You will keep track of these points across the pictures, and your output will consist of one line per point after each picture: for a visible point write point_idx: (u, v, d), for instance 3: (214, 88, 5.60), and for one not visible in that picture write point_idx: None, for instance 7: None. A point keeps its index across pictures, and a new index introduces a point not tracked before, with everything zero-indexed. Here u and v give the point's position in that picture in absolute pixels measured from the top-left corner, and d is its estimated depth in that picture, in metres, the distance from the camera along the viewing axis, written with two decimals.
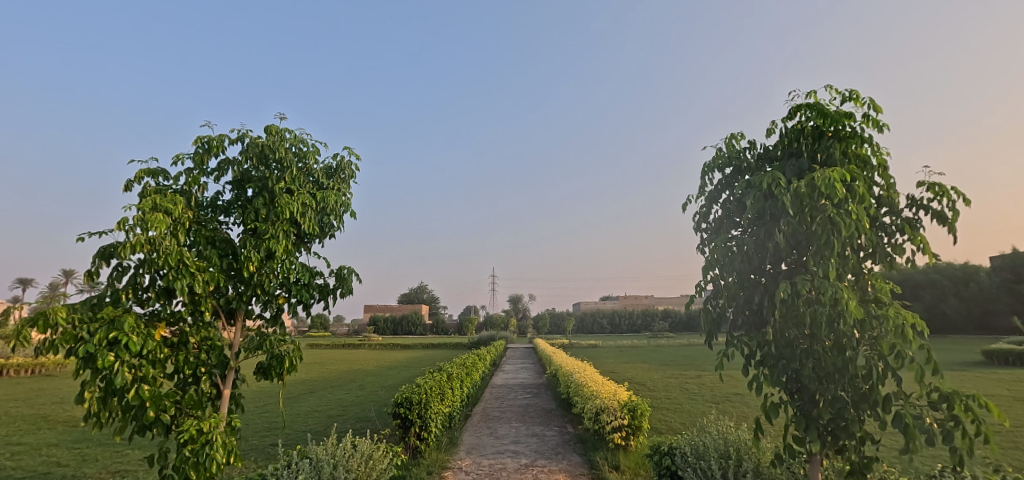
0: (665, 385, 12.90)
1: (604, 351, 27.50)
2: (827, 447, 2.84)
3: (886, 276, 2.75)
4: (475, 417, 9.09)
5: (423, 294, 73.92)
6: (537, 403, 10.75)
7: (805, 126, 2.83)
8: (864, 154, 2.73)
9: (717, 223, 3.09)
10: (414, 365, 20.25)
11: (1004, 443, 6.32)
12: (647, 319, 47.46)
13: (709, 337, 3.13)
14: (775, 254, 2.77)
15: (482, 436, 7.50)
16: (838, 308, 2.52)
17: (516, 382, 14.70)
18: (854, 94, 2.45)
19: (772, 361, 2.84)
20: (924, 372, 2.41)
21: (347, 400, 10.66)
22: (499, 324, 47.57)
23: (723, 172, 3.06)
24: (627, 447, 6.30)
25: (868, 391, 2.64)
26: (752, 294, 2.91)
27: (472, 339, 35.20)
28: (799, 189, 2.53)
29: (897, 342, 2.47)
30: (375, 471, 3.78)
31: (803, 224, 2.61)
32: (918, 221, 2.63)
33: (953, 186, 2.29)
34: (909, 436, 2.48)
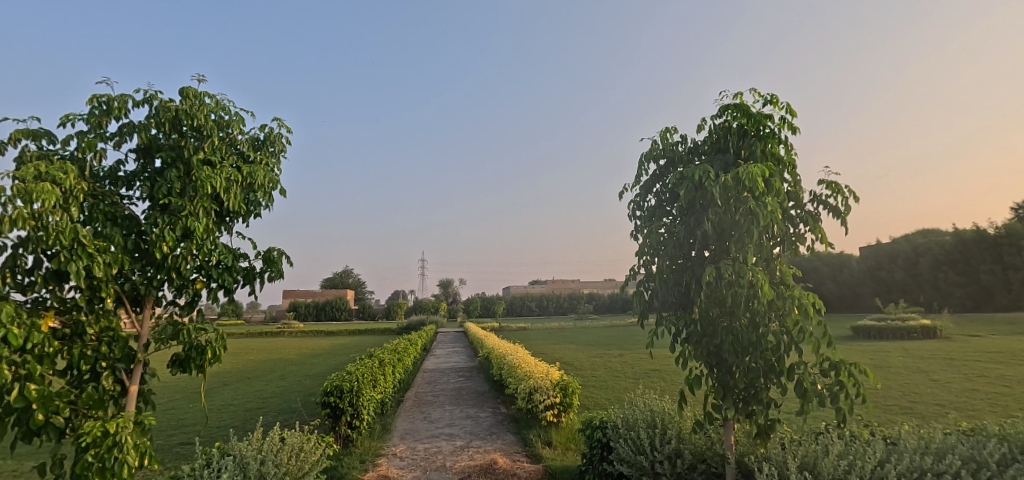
0: (592, 364, 13.64)
1: (531, 334, 28.41)
2: (740, 413, 3.25)
3: (790, 262, 3.20)
4: (408, 403, 9.22)
5: (350, 278, 72.33)
6: (470, 386, 11.05)
7: (731, 125, 3.21)
8: (778, 153, 3.14)
9: (650, 211, 3.44)
10: (339, 352, 19.95)
11: (875, 403, 7.34)
12: (574, 301, 49.30)
13: (641, 316, 3.47)
14: (702, 240, 3.14)
15: (416, 421, 7.66)
16: (754, 289, 2.92)
17: (448, 366, 14.94)
18: (773, 99, 2.83)
19: (697, 338, 3.21)
20: (819, 344, 2.87)
21: (268, 392, 10.42)
22: (428, 308, 47.56)
23: (658, 163, 3.40)
24: (558, 424, 6.71)
25: (775, 363, 3.07)
26: (680, 277, 3.30)
27: (400, 324, 35.09)
28: (727, 182, 2.90)
29: (801, 319, 2.93)
30: (307, 464, 3.50)
31: (728, 214, 2.99)
32: (818, 214, 3.08)
33: (847, 185, 2.71)
34: (806, 399, 2.94)
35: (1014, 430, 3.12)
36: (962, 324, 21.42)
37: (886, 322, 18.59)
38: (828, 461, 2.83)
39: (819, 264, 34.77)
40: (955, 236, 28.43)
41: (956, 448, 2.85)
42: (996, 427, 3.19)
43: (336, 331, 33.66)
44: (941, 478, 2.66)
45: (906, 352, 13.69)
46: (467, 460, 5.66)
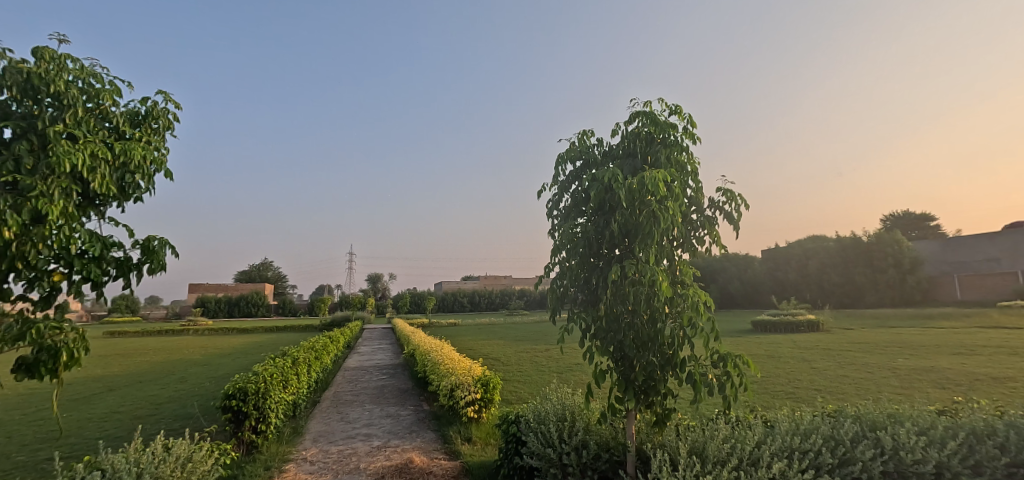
0: (517, 359, 13.83)
1: (461, 329, 28.36)
2: (641, 403, 3.42)
3: (690, 262, 3.41)
4: (323, 403, 8.87)
5: (265, 272, 68.37)
6: (392, 384, 10.83)
7: (641, 132, 3.38)
8: (682, 161, 3.34)
9: (567, 211, 3.54)
10: (250, 351, 18.81)
11: (771, 389, 8.04)
12: (506, 296, 49.80)
13: (554, 312, 3.56)
14: (610, 239, 3.28)
15: (331, 422, 7.40)
16: (654, 288, 3.10)
17: (369, 364, 14.53)
18: (678, 109, 3.02)
19: (603, 334, 3.34)
20: (709, 338, 3.09)
21: (161, 397, 9.60)
22: (349, 304, 46.00)
23: (574, 164, 3.51)
24: (479, 419, 6.74)
25: (671, 356, 3.26)
26: (590, 275, 3.43)
27: (320, 321, 33.64)
28: (633, 185, 3.03)
29: (693, 315, 3.13)
30: (196, 475, 3.25)
31: (633, 216, 3.14)
32: (716, 219, 3.32)
33: (739, 195, 2.95)
34: (697, 389, 3.16)
35: (867, 410, 3.56)
36: (843, 318, 23.97)
37: (780, 317, 20.37)
38: (714, 445, 3.05)
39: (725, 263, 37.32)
40: (839, 239, 31.74)
41: (819, 428, 3.20)
42: (852, 408, 3.63)
43: (248, 327, 31.66)
44: (805, 455, 2.98)
45: (797, 344, 15.12)
46: (382, 460, 5.54)
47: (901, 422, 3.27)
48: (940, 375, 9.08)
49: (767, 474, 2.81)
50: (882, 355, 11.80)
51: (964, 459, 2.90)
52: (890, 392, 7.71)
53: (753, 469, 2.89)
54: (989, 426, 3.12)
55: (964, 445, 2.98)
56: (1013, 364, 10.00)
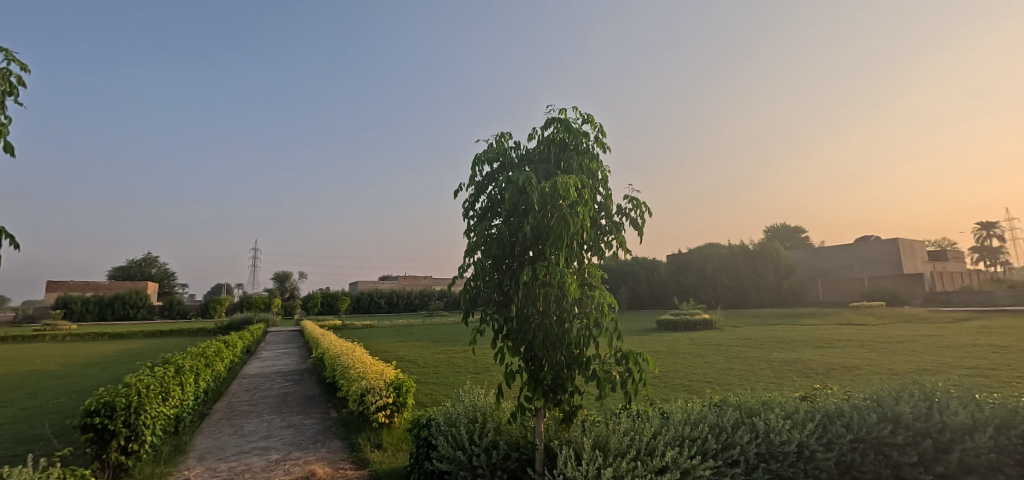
0: (434, 360, 13.71)
1: (375, 331, 27.60)
2: (549, 401, 3.55)
3: (598, 265, 3.60)
4: (216, 416, 8.27)
5: (153, 270, 62.30)
6: (296, 391, 10.33)
7: (556, 137, 3.51)
8: (594, 168, 3.51)
9: (483, 212, 3.61)
10: (131, 359, 17.03)
11: (673, 382, 8.62)
12: (425, 298, 48.70)
13: (467, 313, 3.62)
14: (523, 241, 3.38)
15: (222, 436, 6.92)
16: (562, 289, 3.23)
17: (271, 370, 13.73)
18: (590, 119, 3.18)
19: (515, 335, 3.44)
20: (612, 338, 3.29)
21: (11, 417, 8.43)
22: (251, 305, 43.14)
23: (491, 165, 3.59)
24: (390, 424, 6.60)
25: (579, 355, 3.41)
26: (503, 277, 3.52)
27: (217, 323, 31.20)
28: (546, 189, 3.16)
29: (598, 316, 3.31)
30: None
31: (545, 219, 3.26)
32: (622, 225, 3.53)
33: (643, 203, 3.16)
34: (601, 386, 3.34)
35: (747, 398, 3.95)
36: (734, 317, 26.17)
37: (681, 317, 21.84)
38: (615, 438, 3.24)
39: (634, 266, 39.31)
40: (729, 249, 34.95)
41: (706, 417, 3.52)
42: (735, 397, 4.00)
43: (132, 331, 28.69)
44: (695, 441, 3.26)
45: (695, 340, 16.34)
46: (281, 475, 5.28)
47: (773, 408, 3.69)
48: (809, 366, 10.20)
49: (661, 462, 3.03)
50: (764, 349, 13.07)
51: (821, 438, 3.32)
52: (769, 382, 8.55)
53: (649, 459, 3.11)
54: (839, 408, 3.61)
55: (821, 426, 3.42)
56: (868, 354, 11.44)
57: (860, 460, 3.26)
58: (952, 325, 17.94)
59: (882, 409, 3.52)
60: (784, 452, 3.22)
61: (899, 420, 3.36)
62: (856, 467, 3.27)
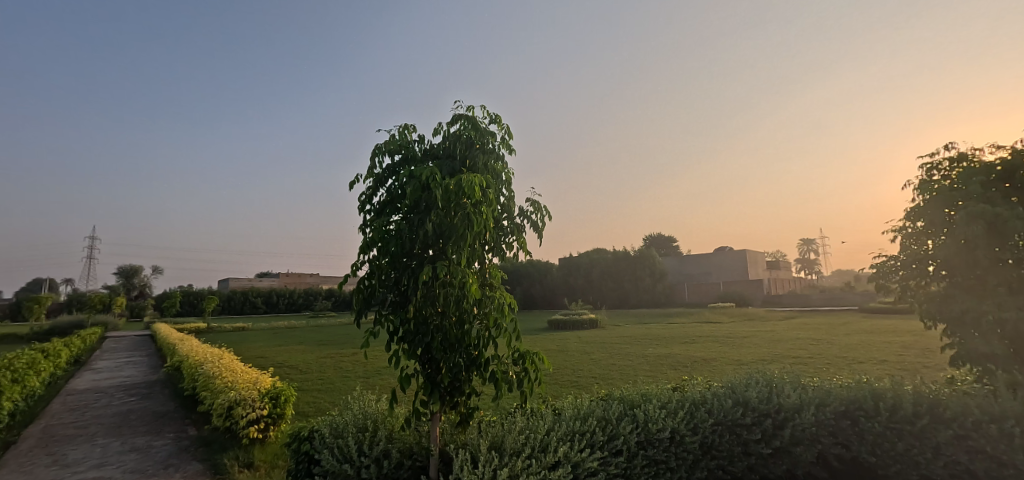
0: (318, 365, 13.11)
1: (249, 334, 25.54)
2: (445, 404, 3.58)
3: (499, 266, 3.71)
4: (32, 443, 7.06)
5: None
6: (144, 408, 9.20)
7: (463, 134, 3.57)
8: (498, 170, 3.62)
9: (381, 207, 3.58)
10: None
11: (563, 379, 9.15)
12: (308, 298, 46.27)
13: (359, 314, 3.55)
14: (423, 239, 3.39)
15: (43, 468, 5.94)
16: (462, 290, 3.29)
17: (110, 384, 12.07)
18: (498, 119, 3.28)
19: (411, 337, 3.44)
20: (511, 338, 3.44)
21: None
22: (95, 304, 37.69)
23: (393, 157, 3.58)
24: (264, 439, 6.24)
25: (476, 357, 3.49)
26: (400, 276, 3.50)
27: (47, 326, 26.80)
28: (449, 187, 3.22)
29: (499, 317, 3.48)
30: None
31: (447, 217, 3.29)
32: (523, 226, 3.69)
33: (544, 206, 3.34)
34: (499, 386, 3.48)
35: (628, 392, 4.32)
36: (617, 317, 27.90)
37: (569, 316, 22.90)
38: (511, 438, 3.37)
39: (527, 268, 40.25)
40: (614, 254, 37.39)
41: (595, 411, 3.82)
42: (620, 391, 4.35)
43: None
44: (584, 434, 3.52)
45: (580, 339, 17.32)
46: None
47: (649, 399, 4.11)
48: (679, 360, 11.22)
49: (553, 457, 3.23)
50: (640, 346, 14.19)
51: (689, 423, 3.77)
52: (647, 375, 9.33)
53: (542, 455, 3.28)
54: (703, 398, 4.16)
55: (689, 413, 3.89)
56: (727, 348, 12.90)
57: (717, 440, 3.75)
58: (792, 322, 20.79)
59: (735, 395, 4.17)
60: (659, 438, 3.59)
61: (748, 404, 4.01)
62: (714, 447, 3.76)
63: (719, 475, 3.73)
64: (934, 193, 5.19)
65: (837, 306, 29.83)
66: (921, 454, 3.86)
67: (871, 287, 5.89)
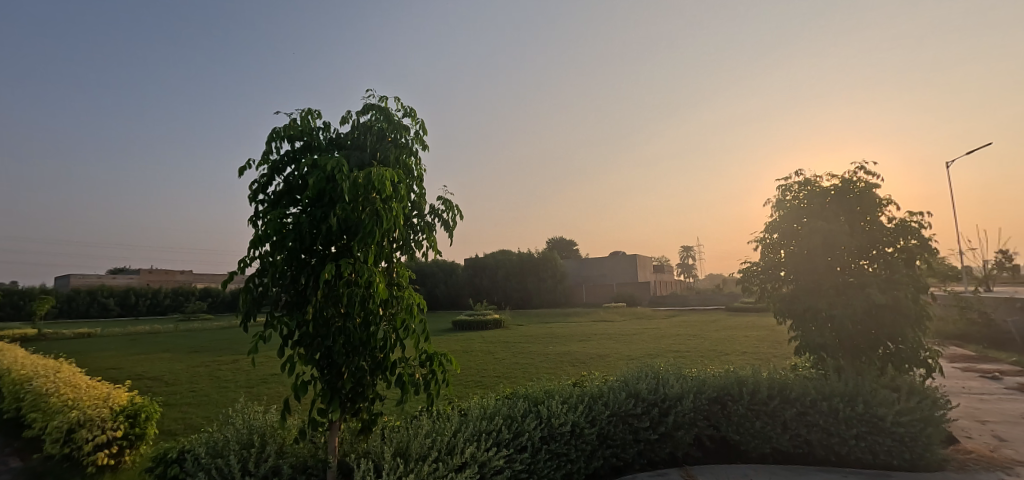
0: (191, 376, 12.06)
1: (99, 342, 22.40)
2: (347, 411, 3.62)
3: (408, 266, 3.87)
4: None
5: None
6: None
7: (373, 125, 3.56)
8: (409, 165, 3.65)
9: (278, 197, 3.47)
10: None
11: (469, 378, 9.53)
12: (179, 300, 41.07)
13: (249, 316, 3.39)
14: (326, 236, 3.32)
15: None
16: (368, 290, 3.30)
17: None
18: (413, 112, 3.29)
19: (309, 340, 3.38)
20: (420, 339, 3.59)
21: None
22: None
23: (295, 145, 3.49)
24: (117, 466, 5.01)
25: (382, 360, 3.57)
26: (298, 274, 3.39)
27: None
28: (357, 179, 3.09)
29: (406, 317, 3.53)
30: None
31: (353, 212, 3.22)
32: (434, 225, 3.81)
33: (456, 204, 3.51)
34: (405, 389, 3.62)
35: (532, 389, 4.81)
36: (518, 317, 28.53)
37: (474, 317, 23.30)
38: (417, 443, 3.64)
39: (431, 268, 39.88)
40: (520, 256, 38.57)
41: (501, 410, 4.25)
42: (525, 389, 4.82)
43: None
44: (490, 433, 3.90)
45: (482, 339, 17.80)
46: None
47: (550, 395, 4.64)
48: (577, 358, 11.88)
49: (461, 459, 3.52)
50: (539, 345, 14.86)
51: (588, 416, 4.26)
52: (549, 372, 9.98)
53: (449, 457, 3.58)
54: (601, 391, 4.75)
55: (589, 407, 4.38)
56: (617, 345, 13.97)
57: (612, 430, 4.30)
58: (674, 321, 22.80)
59: (628, 388, 4.79)
60: (561, 432, 4.02)
61: (639, 395, 4.64)
62: (609, 437, 4.31)
63: (614, 461, 4.32)
64: (787, 209, 6.26)
65: (712, 305, 33.18)
66: (773, 430, 4.67)
67: (737, 287, 6.76)
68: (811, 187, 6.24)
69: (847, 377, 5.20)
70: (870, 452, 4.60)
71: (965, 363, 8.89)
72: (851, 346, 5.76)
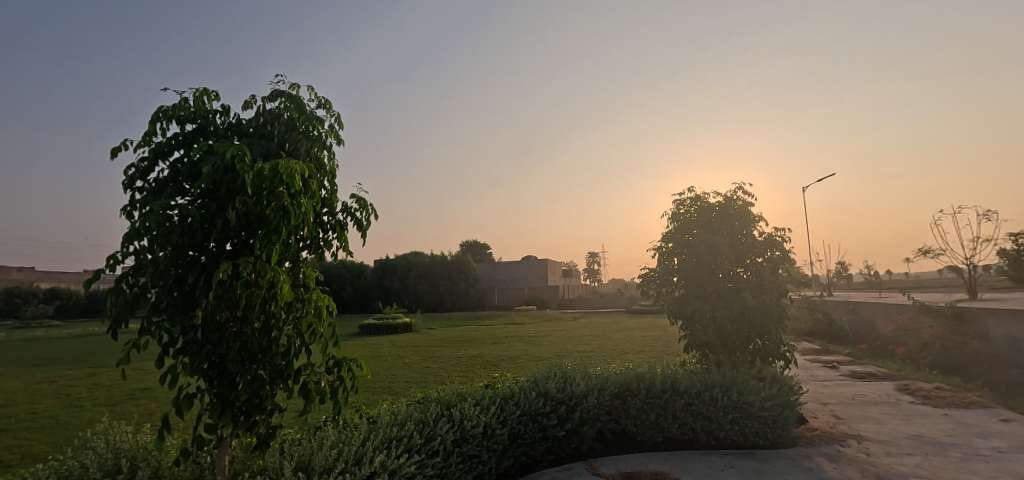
0: (34, 394, 10.29)
1: None
2: (239, 425, 2.75)
3: (315, 268, 2.95)
4: None
5: None
6: None
7: (281, 113, 2.70)
8: (322, 159, 2.76)
9: (161, 185, 2.51)
10: None
11: (375, 386, 9.41)
12: (17, 301, 35.85)
13: (114, 323, 2.45)
14: (221, 232, 2.42)
15: None
16: (272, 291, 2.46)
17: None
18: (324, 104, 2.84)
19: (195, 349, 2.47)
20: (327, 344, 2.78)
21: None
22: None
23: (183, 127, 2.60)
24: None
25: (284, 367, 2.71)
26: (184, 275, 2.47)
27: None
28: (262, 171, 2.27)
29: (314, 321, 2.74)
30: None
31: (256, 207, 2.36)
32: (349, 226, 2.91)
33: (371, 204, 2.94)
34: (310, 399, 2.78)
35: (441, 393, 5.10)
36: (427, 321, 28.27)
37: (383, 320, 23.00)
38: (321, 456, 3.35)
39: (337, 268, 38.40)
40: (432, 259, 38.39)
41: (412, 416, 4.40)
42: (436, 393, 5.11)
43: None
44: (400, 439, 3.96)
45: (392, 343, 17.57)
46: None
47: (461, 397, 4.98)
48: (487, 361, 12.09)
49: (370, 469, 3.37)
50: (450, 348, 15.02)
51: (499, 417, 4.60)
52: (460, 376, 10.19)
53: (357, 469, 3.36)
54: (511, 391, 5.16)
55: (500, 408, 4.75)
56: (527, 347, 14.50)
57: (523, 429, 4.69)
58: (580, 322, 24.00)
59: (538, 388, 5.23)
60: (473, 434, 4.28)
61: (548, 394, 5.10)
62: (520, 436, 4.71)
63: (524, 458, 4.72)
64: (680, 222, 7.09)
65: (613, 308, 35.50)
66: (663, 420, 5.32)
67: (636, 292, 7.49)
68: (700, 201, 7.06)
69: (725, 370, 6.00)
70: (742, 434, 5.36)
71: (815, 355, 10.45)
72: (728, 344, 6.64)
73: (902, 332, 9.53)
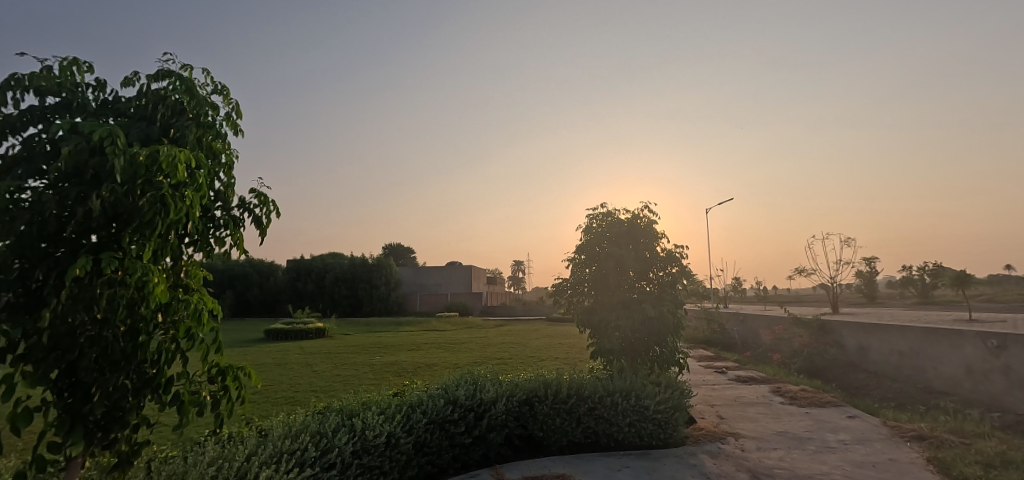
0: None
1: None
2: (93, 445, 2.34)
3: (203, 265, 2.73)
4: None
5: None
6: None
7: (168, 96, 2.51)
8: (215, 148, 2.60)
9: (8, 165, 2.17)
10: None
11: (270, 396, 8.94)
12: None
13: None
14: (83, 221, 2.12)
15: None
16: (141, 292, 2.15)
17: None
18: (223, 91, 2.71)
19: (39, 355, 2.10)
20: (209, 352, 2.49)
21: None
22: None
23: (44, 100, 2.31)
24: None
25: (153, 377, 2.33)
26: (31, 269, 2.12)
27: None
28: (138, 157, 2.10)
29: (191, 326, 2.39)
30: None
31: (127, 196, 2.13)
32: (244, 222, 2.83)
33: (272, 201, 2.86)
34: (183, 413, 2.44)
35: (341, 404, 4.97)
36: (341, 326, 27.33)
37: (291, 325, 22.00)
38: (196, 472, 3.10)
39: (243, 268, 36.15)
40: (351, 262, 37.21)
41: (308, 428, 4.27)
42: (336, 404, 4.98)
43: None
44: (292, 452, 3.82)
45: (300, 350, 16.82)
46: None
47: (363, 407, 4.90)
48: (398, 368, 11.89)
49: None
50: (363, 355, 14.65)
51: (405, 426, 4.58)
52: (370, 384, 9.96)
53: None
54: (418, 399, 5.16)
55: (406, 417, 4.73)
56: (444, 353, 14.47)
57: (429, 438, 4.72)
58: (498, 328, 24.34)
59: (448, 395, 5.25)
60: (375, 444, 4.23)
61: (457, 401, 5.14)
62: (426, 444, 4.70)
63: (429, 467, 4.74)
64: (591, 233, 7.44)
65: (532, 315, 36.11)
66: (567, 424, 5.55)
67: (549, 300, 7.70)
68: (611, 217, 7.45)
69: (627, 376, 6.34)
70: (638, 435, 5.70)
71: (707, 361, 11.26)
72: (631, 351, 7.04)
73: (778, 341, 10.55)
